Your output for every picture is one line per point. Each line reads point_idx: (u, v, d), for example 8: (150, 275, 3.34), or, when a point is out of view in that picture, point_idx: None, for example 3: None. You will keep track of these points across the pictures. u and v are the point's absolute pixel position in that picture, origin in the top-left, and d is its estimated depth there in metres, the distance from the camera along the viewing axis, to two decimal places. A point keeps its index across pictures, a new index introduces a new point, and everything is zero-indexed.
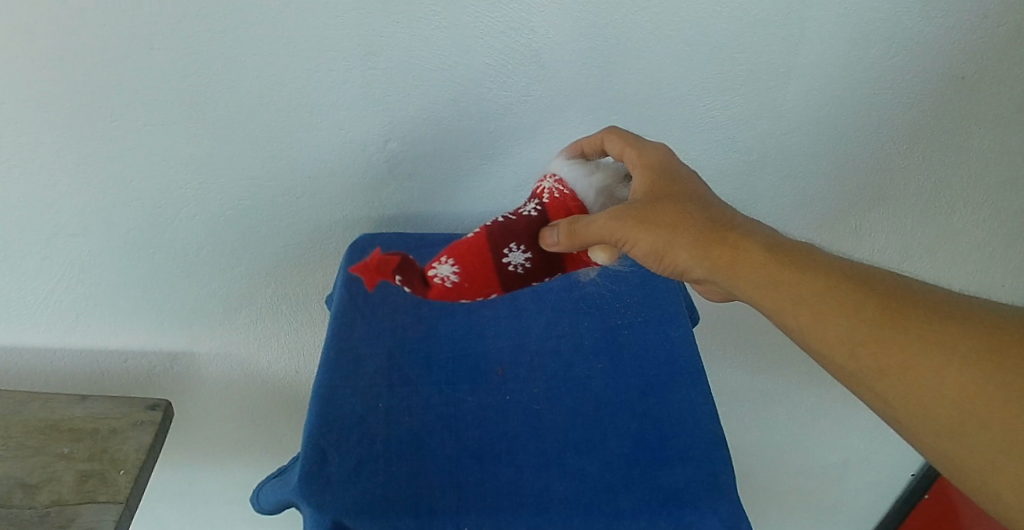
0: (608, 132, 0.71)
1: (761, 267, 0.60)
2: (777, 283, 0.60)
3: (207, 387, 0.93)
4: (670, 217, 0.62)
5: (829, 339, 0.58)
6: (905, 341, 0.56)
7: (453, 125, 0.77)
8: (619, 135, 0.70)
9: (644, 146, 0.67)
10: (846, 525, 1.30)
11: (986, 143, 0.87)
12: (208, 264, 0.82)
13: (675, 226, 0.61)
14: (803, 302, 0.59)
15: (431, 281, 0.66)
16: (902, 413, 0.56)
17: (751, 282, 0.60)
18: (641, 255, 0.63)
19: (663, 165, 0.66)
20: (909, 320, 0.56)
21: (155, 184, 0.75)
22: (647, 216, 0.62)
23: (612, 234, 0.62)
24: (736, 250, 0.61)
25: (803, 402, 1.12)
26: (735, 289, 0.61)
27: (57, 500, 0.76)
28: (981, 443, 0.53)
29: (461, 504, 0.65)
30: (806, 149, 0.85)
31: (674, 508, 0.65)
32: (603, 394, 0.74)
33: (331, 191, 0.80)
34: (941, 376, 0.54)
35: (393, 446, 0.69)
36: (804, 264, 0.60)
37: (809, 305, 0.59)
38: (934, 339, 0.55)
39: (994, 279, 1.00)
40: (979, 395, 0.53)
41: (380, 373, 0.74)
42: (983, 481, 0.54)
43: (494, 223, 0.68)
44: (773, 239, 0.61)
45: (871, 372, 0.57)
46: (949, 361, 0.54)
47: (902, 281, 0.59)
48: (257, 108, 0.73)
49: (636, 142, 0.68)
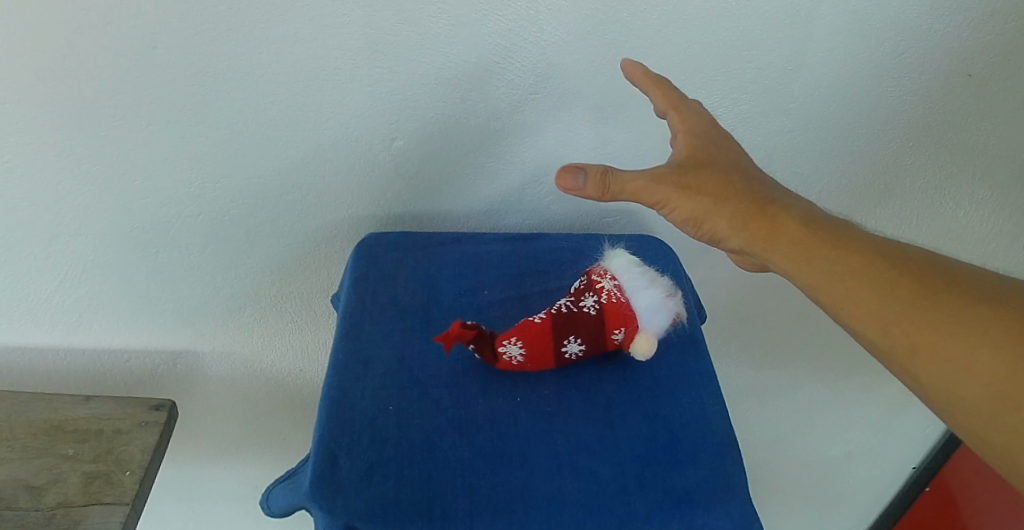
0: (658, 80, 0.65)
1: (798, 241, 0.59)
2: (812, 256, 0.58)
3: (211, 385, 0.92)
4: (710, 186, 0.60)
5: (860, 314, 0.57)
6: (934, 320, 0.55)
7: (460, 123, 0.76)
8: (664, 88, 0.65)
9: (689, 107, 0.63)
10: (847, 517, 1.31)
11: (996, 137, 0.86)
12: (212, 263, 0.82)
13: (716, 196, 0.60)
14: (837, 276, 0.58)
15: (500, 355, 0.65)
16: (929, 389, 0.55)
17: (788, 255, 0.59)
18: (677, 222, 0.61)
19: (708, 132, 0.63)
20: (942, 302, 0.56)
21: (157, 184, 0.75)
22: (688, 184, 0.60)
23: (649, 198, 0.60)
24: (774, 223, 0.59)
25: (808, 395, 1.11)
26: (770, 261, 0.60)
27: (63, 502, 0.76)
28: (1004, 422, 0.53)
29: (474, 509, 0.59)
30: (816, 144, 0.84)
31: (686, 509, 0.61)
32: (617, 394, 0.67)
33: (334, 189, 0.79)
34: (970, 356, 0.54)
35: (405, 448, 0.61)
36: (841, 239, 0.59)
37: (842, 280, 0.58)
38: (963, 320, 0.54)
39: (999, 275, 0.99)
40: (1005, 376, 0.53)
41: (384, 372, 0.66)
42: (1005, 459, 0.53)
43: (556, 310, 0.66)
44: (812, 213, 0.60)
45: (903, 352, 0.56)
46: (978, 342, 0.54)
47: (936, 259, 0.58)
48: (260, 108, 0.72)
49: (681, 104, 0.64)
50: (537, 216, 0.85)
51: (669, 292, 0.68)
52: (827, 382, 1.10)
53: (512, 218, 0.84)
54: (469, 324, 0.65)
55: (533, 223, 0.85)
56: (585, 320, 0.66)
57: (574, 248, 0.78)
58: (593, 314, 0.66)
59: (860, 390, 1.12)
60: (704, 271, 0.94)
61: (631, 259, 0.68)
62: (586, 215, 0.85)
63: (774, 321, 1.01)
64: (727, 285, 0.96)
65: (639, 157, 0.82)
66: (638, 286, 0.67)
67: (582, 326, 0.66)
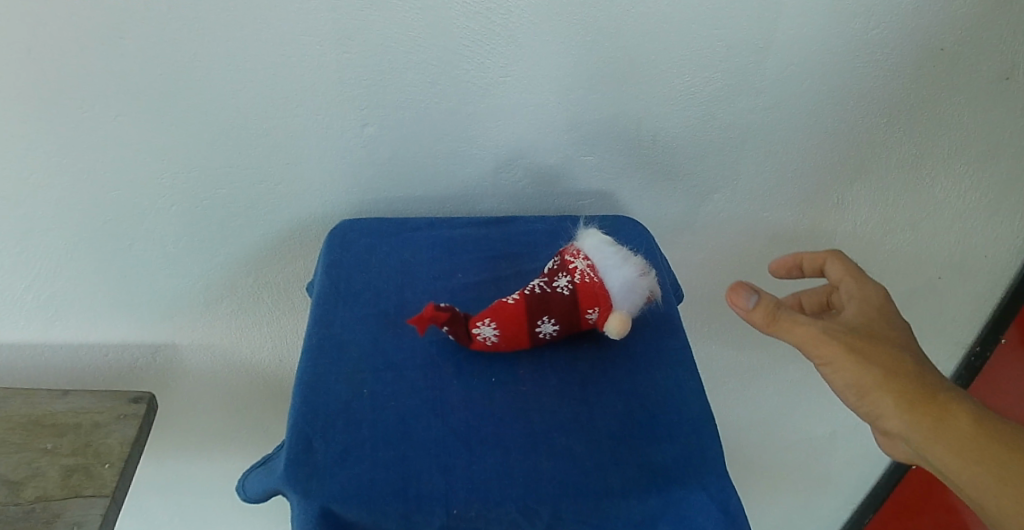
0: (835, 254, 0.72)
1: (966, 437, 0.59)
2: (969, 455, 0.59)
3: (191, 377, 0.92)
4: (880, 357, 0.61)
5: (1003, 506, 0.58)
6: None
7: (431, 107, 0.76)
8: (842, 260, 0.72)
9: (866, 282, 0.69)
10: (835, 497, 1.31)
11: (967, 113, 0.86)
12: (187, 255, 0.81)
13: (886, 368, 0.61)
14: (986, 461, 0.59)
15: (474, 337, 0.66)
16: None
17: (949, 446, 0.59)
18: (840, 387, 0.62)
19: (880, 308, 0.67)
20: None
21: (128, 175, 0.75)
22: (857, 346, 0.61)
23: (816, 346, 0.62)
24: (944, 411, 0.60)
25: (790, 375, 1.12)
26: (928, 452, 0.60)
27: (42, 495, 0.76)
28: None
29: (449, 489, 0.59)
30: (789, 123, 0.84)
31: (663, 485, 0.60)
32: (592, 373, 0.67)
33: (308, 178, 0.79)
34: None
35: (378, 430, 0.61)
36: (1002, 434, 0.59)
37: (995, 469, 0.59)
38: None
39: (976, 251, 1.00)
40: None
41: (359, 356, 0.66)
42: None
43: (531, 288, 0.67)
44: (981, 411, 0.60)
45: None
46: None
47: None
48: (231, 97, 0.72)
49: (859, 278, 0.70)
50: (513, 201, 0.85)
51: (643, 270, 0.68)
52: (808, 362, 1.11)
53: (488, 203, 0.85)
54: (442, 307, 0.65)
55: (509, 208, 0.86)
56: (560, 300, 0.66)
57: (547, 230, 0.79)
58: (567, 294, 0.66)
59: None
60: (681, 253, 0.94)
61: (605, 237, 0.69)
62: (562, 198, 0.86)
63: None
64: (704, 267, 0.96)
65: (612, 139, 0.82)
66: (611, 264, 0.67)
67: (556, 305, 0.66)
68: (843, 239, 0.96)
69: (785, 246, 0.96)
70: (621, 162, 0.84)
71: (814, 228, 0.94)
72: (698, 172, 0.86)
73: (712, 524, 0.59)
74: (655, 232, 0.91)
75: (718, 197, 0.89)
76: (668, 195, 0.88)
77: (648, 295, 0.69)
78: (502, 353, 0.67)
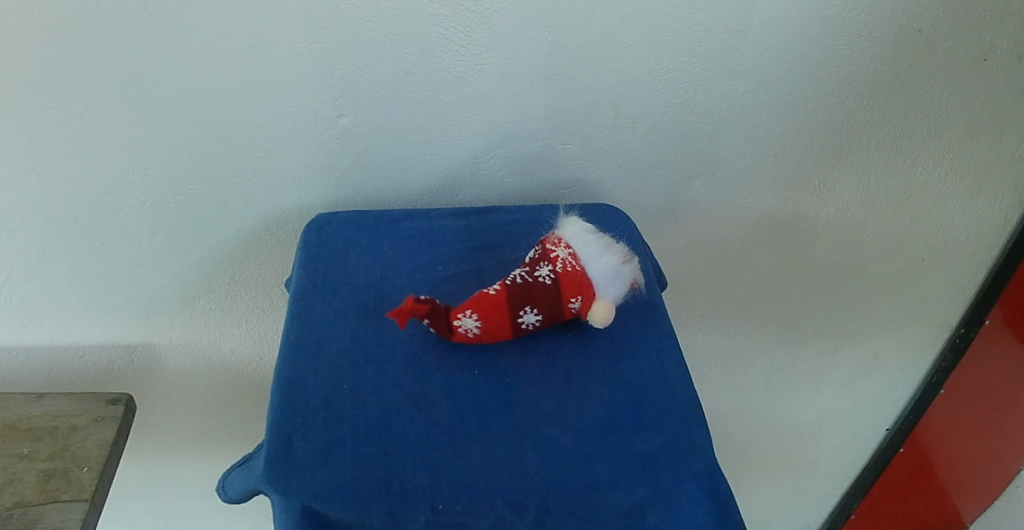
0: None
1: None
2: None
3: (170, 377, 0.91)
4: None
5: None
6: None
7: (407, 97, 0.75)
8: None
9: None
10: (823, 482, 1.32)
11: (946, 93, 0.86)
12: (162, 253, 0.80)
13: None
14: None
15: (455, 329, 0.65)
16: None
17: None
18: None
19: None
20: None
21: (98, 173, 0.73)
22: None
23: None
24: None
25: (776, 361, 1.12)
26: None
27: (20, 501, 0.74)
28: None
29: (434, 484, 0.58)
30: (769, 107, 0.84)
31: (651, 474, 0.60)
32: (576, 363, 0.67)
33: (283, 172, 0.77)
34: None
35: (360, 426, 0.60)
36: None
37: None
38: None
39: (957, 232, 1.00)
40: None
41: (338, 351, 0.65)
42: None
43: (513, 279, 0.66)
44: None
45: None
46: None
47: None
48: (201, 90, 0.70)
49: None
50: (493, 191, 0.84)
51: (625, 259, 0.68)
52: (793, 347, 1.11)
53: (468, 193, 0.84)
54: (422, 299, 0.64)
55: (489, 198, 0.85)
56: (542, 289, 0.65)
57: (528, 220, 0.79)
58: (549, 283, 0.65)
59: (825, 354, 1.12)
60: (664, 241, 0.94)
61: (585, 227, 0.69)
62: (542, 187, 0.85)
63: (735, 288, 1.01)
64: (688, 254, 0.96)
65: (591, 127, 0.81)
66: (593, 253, 0.67)
67: (539, 295, 0.65)
68: (825, 223, 0.96)
69: (768, 231, 0.95)
70: (600, 150, 0.83)
71: (796, 212, 0.94)
72: (678, 158, 0.86)
73: (703, 512, 0.59)
74: (638, 220, 0.91)
75: (700, 183, 0.89)
76: (649, 182, 0.87)
77: (631, 283, 0.69)
78: (484, 345, 0.66)
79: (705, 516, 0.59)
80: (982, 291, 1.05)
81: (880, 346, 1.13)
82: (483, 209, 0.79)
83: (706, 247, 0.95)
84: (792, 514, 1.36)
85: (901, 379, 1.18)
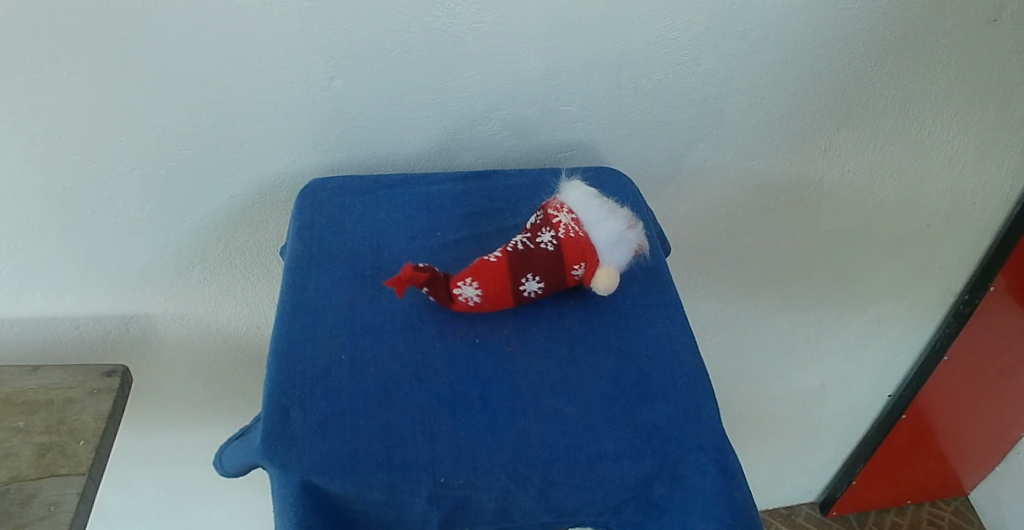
0: None
1: None
2: None
3: (167, 348, 0.89)
4: None
5: None
6: None
7: (402, 58, 0.72)
8: None
9: None
10: (826, 446, 1.31)
11: (958, 51, 0.83)
12: (154, 222, 0.78)
13: None
14: None
15: (455, 297, 0.63)
16: None
17: None
18: None
19: None
20: None
21: (85, 139, 0.70)
22: None
23: None
24: None
25: (781, 326, 1.10)
26: None
27: (16, 476, 0.73)
28: None
29: (436, 456, 0.56)
30: (776, 67, 0.81)
31: (657, 445, 0.58)
32: (580, 330, 0.65)
33: (275, 136, 0.75)
34: None
35: (359, 397, 0.59)
36: None
37: None
38: None
39: (966, 194, 0.98)
40: None
41: (335, 321, 0.63)
42: None
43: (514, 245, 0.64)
44: None
45: None
46: None
47: None
48: (189, 52, 0.68)
49: None
50: (491, 154, 0.82)
51: (629, 224, 0.66)
52: (798, 312, 1.09)
53: (467, 157, 0.81)
54: (421, 267, 0.62)
55: (488, 161, 0.82)
56: (544, 256, 0.63)
57: (528, 184, 0.76)
58: (551, 250, 0.64)
59: (831, 319, 1.11)
60: (667, 205, 0.91)
61: (589, 191, 0.66)
62: (542, 150, 0.82)
63: (740, 252, 0.99)
64: (692, 218, 0.94)
65: (592, 87, 0.78)
66: (597, 218, 0.65)
67: (541, 262, 0.63)
68: (833, 185, 0.93)
69: (775, 194, 0.93)
70: (602, 111, 0.81)
71: (804, 175, 0.92)
72: (683, 120, 0.83)
73: (710, 483, 0.58)
74: (640, 184, 0.88)
75: (704, 145, 0.86)
76: (652, 145, 0.85)
77: (636, 249, 0.67)
78: (485, 313, 0.65)
79: (712, 487, 0.58)
80: (989, 255, 1.04)
81: (886, 310, 1.11)
82: (483, 173, 0.77)
83: (712, 211, 0.93)
84: (793, 478, 1.36)
85: (906, 344, 1.17)
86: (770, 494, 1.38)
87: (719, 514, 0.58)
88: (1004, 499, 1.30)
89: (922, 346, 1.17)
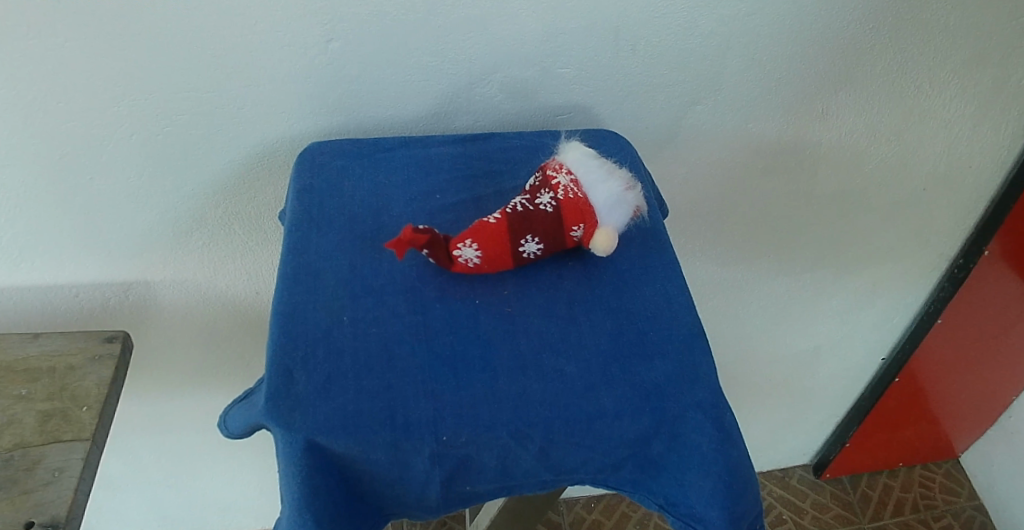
0: None
1: None
2: None
3: (166, 314, 0.89)
4: None
5: None
6: None
7: (400, 21, 0.72)
8: None
9: None
10: (821, 408, 1.33)
11: (956, 13, 0.83)
12: (151, 188, 0.78)
13: None
14: None
15: (454, 259, 0.63)
16: None
17: None
18: None
19: None
20: None
21: (81, 105, 0.70)
22: None
23: None
24: None
25: (776, 288, 1.11)
26: None
27: (20, 443, 0.73)
28: None
29: (438, 415, 0.57)
30: (774, 29, 0.81)
31: (656, 403, 0.59)
32: (579, 291, 0.65)
33: (272, 100, 0.74)
34: None
35: (362, 358, 0.59)
36: None
37: None
38: None
39: (962, 156, 0.98)
40: None
41: (337, 283, 0.64)
42: None
43: (514, 208, 0.64)
44: None
45: None
46: None
47: None
48: (185, 15, 0.67)
49: None
50: (489, 116, 0.81)
51: (628, 185, 0.66)
52: (793, 275, 1.10)
53: (465, 120, 0.81)
54: (421, 229, 0.62)
55: (486, 124, 0.82)
56: (543, 217, 0.64)
57: (527, 146, 0.76)
58: (551, 211, 0.64)
59: (826, 282, 1.12)
60: (665, 168, 0.92)
61: (587, 152, 0.67)
62: (540, 113, 0.82)
63: (736, 215, 1.00)
64: (688, 181, 0.94)
65: (590, 49, 0.78)
66: (595, 179, 0.65)
67: (540, 223, 0.64)
68: (830, 147, 0.93)
69: (772, 157, 0.93)
70: (600, 73, 0.80)
71: (801, 137, 0.92)
72: (680, 82, 0.83)
73: (708, 440, 0.59)
74: (638, 147, 0.88)
75: (702, 107, 0.86)
76: (650, 107, 0.85)
77: (635, 210, 0.67)
78: (485, 274, 0.65)
79: (710, 444, 0.59)
80: (985, 218, 1.05)
81: (882, 272, 1.12)
82: (479, 137, 0.77)
83: (710, 174, 0.94)
84: (787, 440, 1.37)
85: (900, 307, 1.18)
86: (764, 456, 1.39)
87: (716, 471, 0.59)
88: (994, 460, 1.33)
89: (916, 309, 1.18)
